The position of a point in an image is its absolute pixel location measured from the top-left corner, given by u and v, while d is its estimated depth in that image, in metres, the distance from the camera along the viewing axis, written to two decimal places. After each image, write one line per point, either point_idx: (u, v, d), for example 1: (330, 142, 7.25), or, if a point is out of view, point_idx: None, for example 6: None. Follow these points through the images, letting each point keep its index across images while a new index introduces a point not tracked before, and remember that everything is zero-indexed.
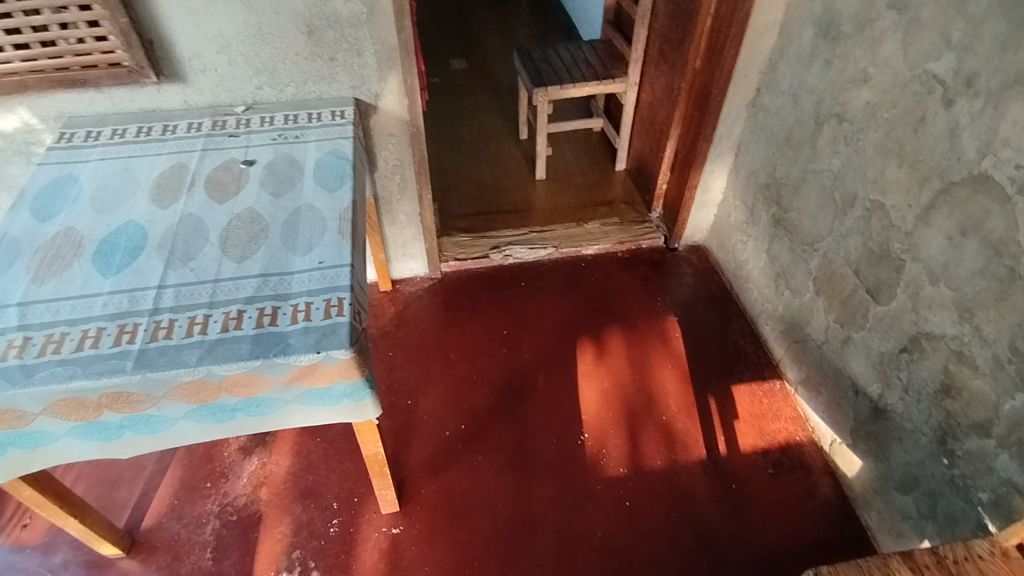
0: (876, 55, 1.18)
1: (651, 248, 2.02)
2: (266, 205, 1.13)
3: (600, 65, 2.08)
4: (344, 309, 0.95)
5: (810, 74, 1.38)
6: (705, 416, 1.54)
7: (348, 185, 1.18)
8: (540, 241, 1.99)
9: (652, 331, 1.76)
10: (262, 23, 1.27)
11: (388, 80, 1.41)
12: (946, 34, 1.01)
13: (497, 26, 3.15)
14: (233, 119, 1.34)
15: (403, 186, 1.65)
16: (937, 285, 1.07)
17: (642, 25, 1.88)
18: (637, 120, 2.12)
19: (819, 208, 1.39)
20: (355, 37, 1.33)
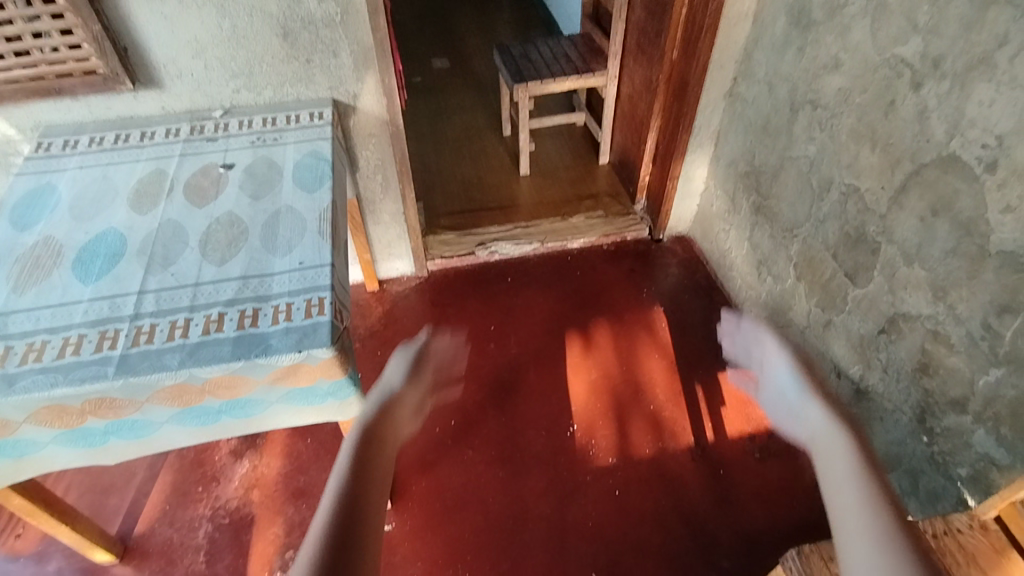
0: (846, 41, 1.19)
1: (637, 240, 2.03)
2: (246, 208, 1.14)
3: (580, 60, 2.09)
4: (325, 308, 0.95)
5: (785, 62, 1.39)
6: (692, 404, 1.55)
7: (327, 186, 1.18)
8: (525, 237, 2.00)
9: (638, 322, 1.77)
10: (236, 26, 1.27)
11: (365, 80, 1.42)
12: (912, 18, 1.02)
13: (478, 24, 3.15)
14: (211, 124, 1.35)
15: (385, 186, 1.65)
16: (912, 266, 1.09)
17: (619, 18, 1.89)
18: (618, 113, 2.13)
19: (797, 194, 1.40)
20: (330, 38, 1.33)
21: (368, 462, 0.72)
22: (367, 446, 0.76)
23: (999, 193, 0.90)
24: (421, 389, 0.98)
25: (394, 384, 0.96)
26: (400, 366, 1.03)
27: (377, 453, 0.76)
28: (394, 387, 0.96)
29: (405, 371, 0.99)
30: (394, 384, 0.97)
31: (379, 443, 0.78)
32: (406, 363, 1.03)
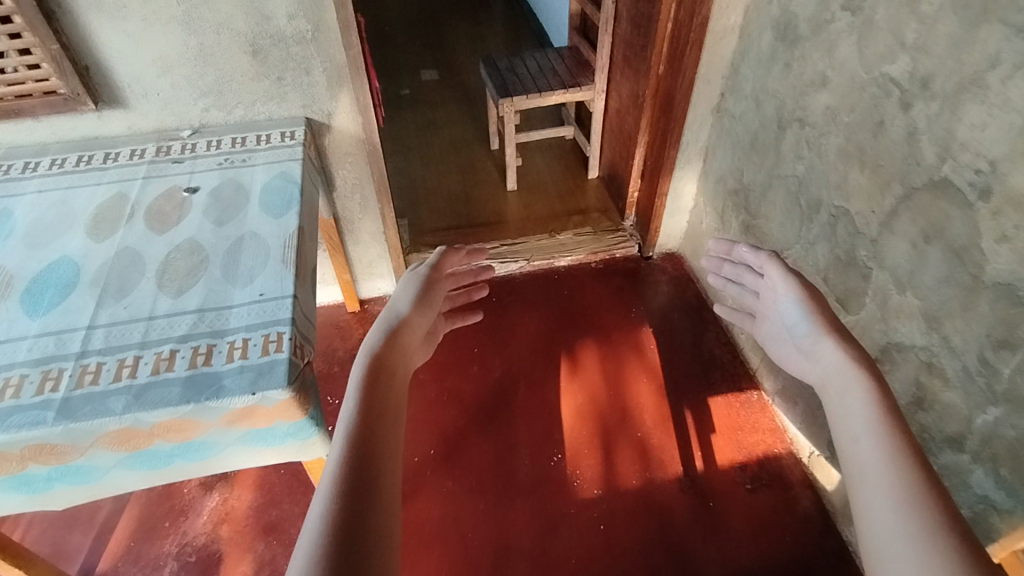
0: (833, 58, 1.15)
1: (625, 257, 1.98)
2: (208, 234, 1.09)
3: (567, 73, 2.05)
4: (283, 345, 0.90)
5: (771, 78, 1.34)
6: (681, 431, 1.50)
7: (295, 210, 1.13)
8: (511, 254, 1.96)
9: (626, 343, 1.72)
10: (203, 44, 1.23)
11: (339, 98, 1.37)
12: (900, 35, 0.98)
13: (468, 35, 3.11)
14: (178, 144, 1.30)
15: (363, 205, 1.61)
16: (904, 294, 1.04)
17: (605, 32, 1.85)
18: (606, 127, 2.09)
19: (786, 214, 1.36)
20: (301, 56, 1.29)
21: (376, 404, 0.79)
22: (375, 384, 0.82)
23: (994, 221, 0.85)
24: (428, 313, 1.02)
25: (400, 310, 0.97)
26: (408, 288, 1.04)
27: (384, 388, 0.82)
28: (400, 311, 0.97)
29: (412, 295, 1.00)
30: (402, 311, 0.98)
31: (387, 377, 0.84)
32: (415, 285, 1.04)
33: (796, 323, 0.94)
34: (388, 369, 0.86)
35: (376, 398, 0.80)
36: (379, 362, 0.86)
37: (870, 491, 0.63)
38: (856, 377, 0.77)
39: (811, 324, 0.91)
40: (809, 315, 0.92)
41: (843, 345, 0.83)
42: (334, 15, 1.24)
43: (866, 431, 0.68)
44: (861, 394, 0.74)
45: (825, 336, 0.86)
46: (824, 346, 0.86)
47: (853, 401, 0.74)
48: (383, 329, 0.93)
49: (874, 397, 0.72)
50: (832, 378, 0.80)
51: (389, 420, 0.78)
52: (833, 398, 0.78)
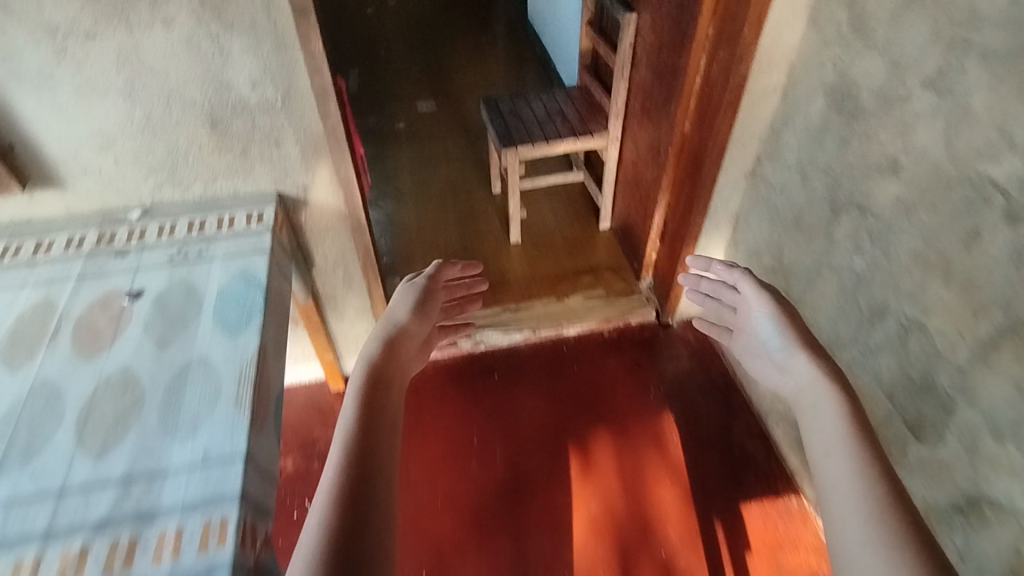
0: (908, 142, 0.95)
1: (642, 324, 1.78)
2: (147, 361, 0.89)
3: (577, 118, 1.85)
4: (227, 537, 0.70)
5: (823, 152, 1.14)
6: (712, 549, 1.31)
7: (255, 326, 0.94)
8: (515, 322, 1.76)
9: (645, 435, 1.52)
10: (150, 116, 1.03)
11: (317, 171, 1.17)
12: (1006, 132, 0.78)
13: (469, 61, 2.91)
14: (124, 230, 1.10)
15: (347, 282, 1.40)
16: (1004, 444, 0.85)
17: (622, 77, 1.65)
18: (620, 177, 1.89)
19: (840, 310, 1.16)
20: (270, 126, 1.09)
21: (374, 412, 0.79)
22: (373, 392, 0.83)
23: None
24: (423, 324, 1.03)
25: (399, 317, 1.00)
26: (407, 295, 1.07)
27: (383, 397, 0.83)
28: (399, 319, 1.00)
29: (411, 302, 1.02)
30: (401, 317, 1.01)
31: (385, 384, 0.85)
32: (413, 294, 1.07)
33: (770, 339, 0.93)
34: (388, 376, 0.87)
35: (374, 405, 0.80)
36: (378, 370, 0.87)
37: (842, 507, 0.64)
38: (826, 389, 0.78)
39: (784, 340, 0.90)
40: (783, 331, 0.91)
41: (814, 360, 0.83)
42: (307, 82, 1.04)
43: (837, 447, 0.70)
44: (833, 408, 0.75)
45: (798, 350, 0.86)
46: (796, 360, 0.86)
47: (826, 415, 0.75)
48: (383, 338, 0.95)
49: (845, 415, 0.73)
50: (803, 392, 0.81)
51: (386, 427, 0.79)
52: (807, 411, 0.79)
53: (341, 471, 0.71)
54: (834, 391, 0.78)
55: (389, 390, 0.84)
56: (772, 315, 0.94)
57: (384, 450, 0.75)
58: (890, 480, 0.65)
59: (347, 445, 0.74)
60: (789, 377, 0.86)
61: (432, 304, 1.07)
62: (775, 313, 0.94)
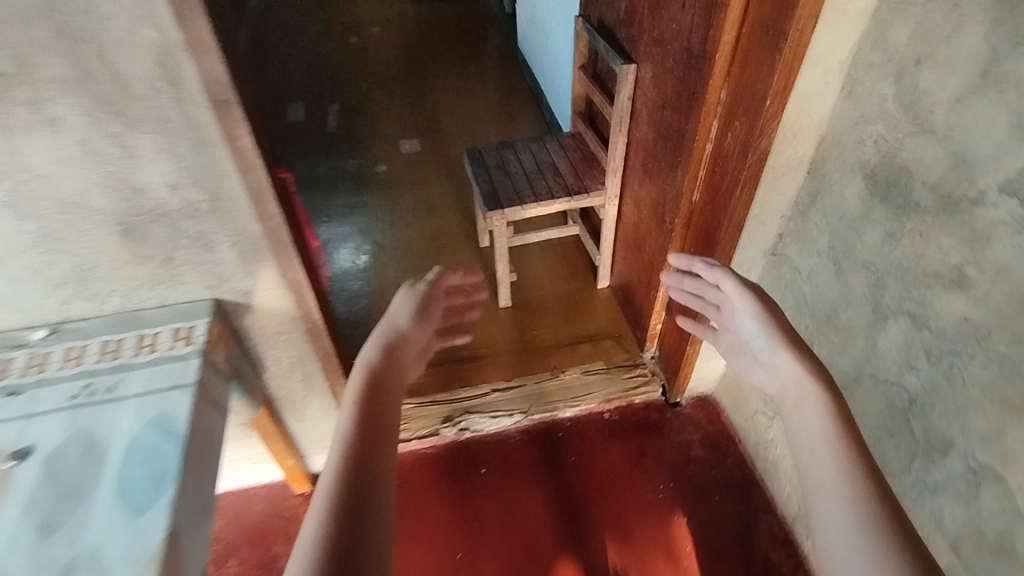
0: (979, 254, 0.76)
1: (647, 403, 1.59)
2: (24, 560, 0.71)
3: (571, 172, 1.66)
4: None
5: (862, 244, 0.96)
6: None
7: (165, 502, 0.75)
8: (505, 405, 1.57)
9: (653, 546, 1.33)
10: (46, 228, 0.84)
11: (259, 274, 0.98)
12: None
13: (456, 95, 2.74)
14: (21, 357, 0.91)
15: (307, 383, 1.21)
16: None
17: (620, 132, 1.47)
18: (620, 236, 1.70)
19: (886, 431, 0.97)
20: (198, 230, 0.90)
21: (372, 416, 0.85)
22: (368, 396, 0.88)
23: None
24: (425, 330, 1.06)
25: (398, 326, 1.04)
26: (405, 304, 1.09)
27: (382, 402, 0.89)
28: (400, 327, 1.05)
29: (411, 312, 1.07)
30: (400, 327, 1.04)
31: (382, 388, 0.91)
32: (412, 303, 1.10)
33: (754, 336, 0.93)
34: (385, 383, 0.92)
35: (371, 411, 0.85)
36: (378, 376, 0.92)
37: (829, 509, 0.68)
38: (812, 388, 0.81)
39: (767, 334, 0.91)
40: (766, 326, 0.92)
41: (799, 356, 0.85)
42: (238, 181, 0.85)
43: (825, 448, 0.73)
44: (819, 409, 0.78)
45: (782, 348, 0.88)
46: (782, 358, 0.87)
47: (813, 417, 0.78)
48: (383, 344, 0.99)
49: (831, 413, 0.77)
50: (790, 391, 0.83)
51: (381, 427, 0.84)
52: (796, 409, 0.81)
53: (342, 471, 0.76)
54: (819, 394, 0.80)
55: (388, 394, 0.90)
56: (756, 309, 0.94)
57: (380, 450, 0.81)
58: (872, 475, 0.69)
59: (346, 446, 0.79)
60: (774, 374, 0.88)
61: (427, 319, 1.09)
62: (760, 307, 0.94)
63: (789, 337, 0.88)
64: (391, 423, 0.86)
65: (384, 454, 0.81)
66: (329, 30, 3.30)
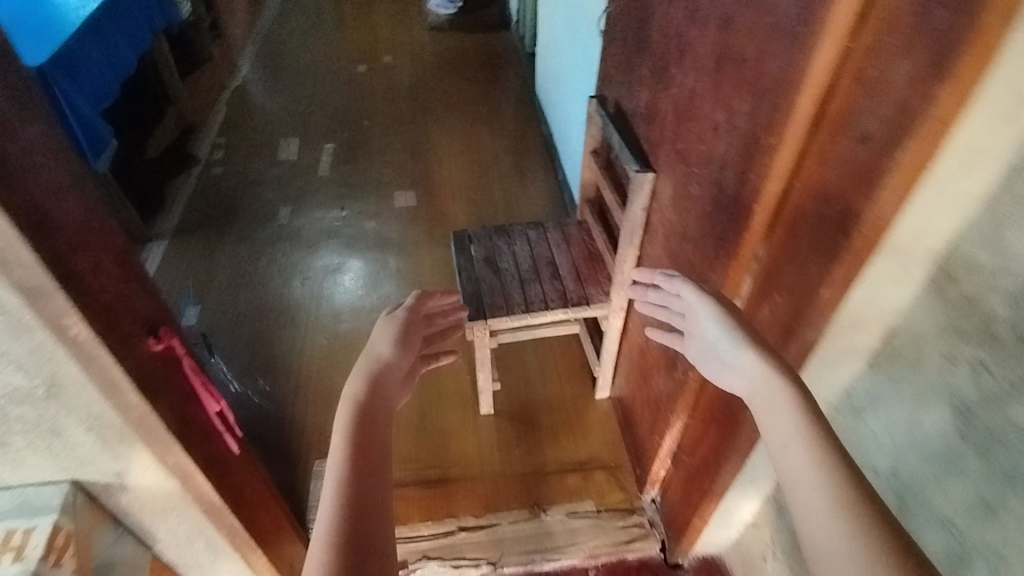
0: None
1: (641, 561, 1.32)
2: None
3: (573, 273, 1.40)
4: None
5: (941, 492, 0.69)
6: None
7: None
8: (472, 552, 1.32)
9: None
10: None
11: (131, 458, 0.74)
12: None
13: (463, 145, 2.52)
14: None
15: (211, 553, 0.97)
16: None
17: (631, 245, 1.21)
18: (625, 350, 1.44)
19: None
20: (35, 415, 0.67)
21: (363, 448, 0.71)
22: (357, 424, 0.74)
23: None
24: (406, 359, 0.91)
25: (382, 354, 0.88)
26: (385, 333, 0.95)
27: (377, 431, 0.75)
28: (381, 355, 0.89)
29: (393, 340, 0.92)
30: (383, 355, 0.89)
31: (373, 414, 0.76)
32: (392, 329, 0.97)
33: (716, 337, 0.75)
34: (377, 411, 0.77)
35: (360, 445, 0.71)
36: (368, 402, 0.78)
37: (813, 520, 0.53)
38: (780, 383, 0.64)
39: (732, 332, 0.73)
40: (728, 324, 0.74)
41: (764, 353, 0.68)
42: (77, 370, 0.61)
43: (797, 439, 0.58)
44: (789, 402, 0.63)
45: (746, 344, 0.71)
46: (745, 355, 0.70)
47: (783, 418, 0.61)
48: (373, 365, 0.85)
49: (802, 412, 0.61)
50: (754, 391, 0.66)
51: (375, 460, 0.70)
52: (762, 412, 0.64)
53: (340, 518, 0.63)
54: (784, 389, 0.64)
55: (380, 423, 0.76)
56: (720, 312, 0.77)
57: (378, 487, 0.68)
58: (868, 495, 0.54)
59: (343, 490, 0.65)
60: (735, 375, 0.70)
61: (411, 348, 0.94)
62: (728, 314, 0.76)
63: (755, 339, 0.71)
64: (385, 454, 0.73)
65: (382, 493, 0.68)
66: (337, 61, 3.12)
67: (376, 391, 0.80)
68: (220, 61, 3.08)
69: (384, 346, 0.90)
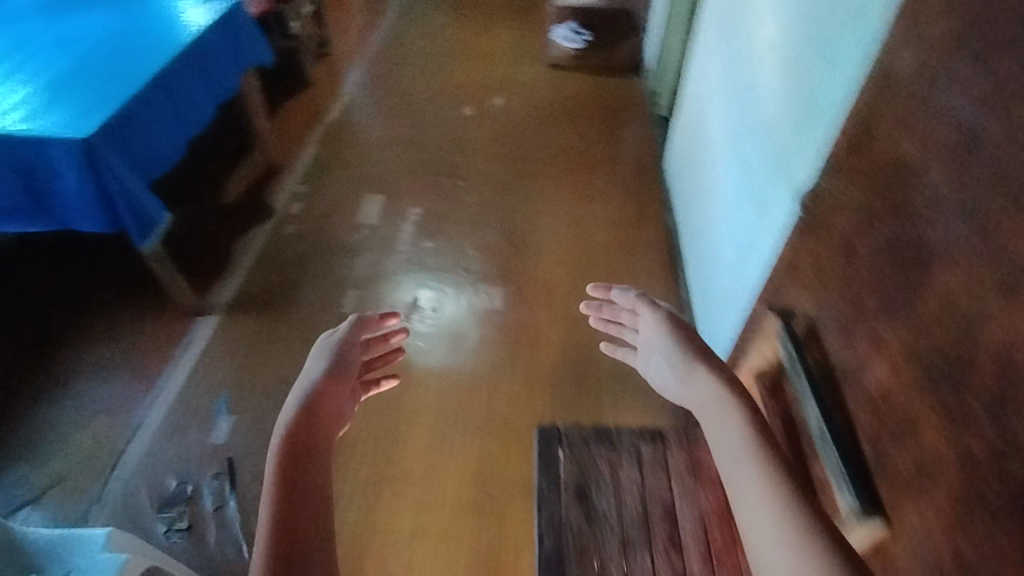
0: None
1: None
2: None
3: (701, 546, 0.97)
4: None
5: None
6: None
7: None
8: None
9: None
10: None
11: None
12: None
13: (569, 230, 2.12)
14: None
15: None
16: None
17: None
18: None
19: None
20: None
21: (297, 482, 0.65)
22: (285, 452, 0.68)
23: None
24: (343, 383, 0.83)
25: (316, 376, 0.81)
26: (320, 356, 0.86)
27: (309, 462, 0.69)
28: (318, 378, 0.81)
29: (329, 360, 0.84)
30: (318, 380, 0.81)
31: (308, 437, 0.71)
32: (329, 351, 0.87)
33: (673, 359, 0.88)
34: (311, 435, 0.72)
35: (294, 481, 0.65)
36: (301, 428, 0.72)
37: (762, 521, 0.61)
38: (728, 394, 0.77)
39: (682, 348, 0.88)
40: (682, 348, 0.88)
41: (714, 371, 0.81)
42: None
43: (740, 451, 0.69)
44: (735, 418, 0.74)
45: (698, 363, 0.84)
46: (696, 373, 0.83)
47: (732, 434, 0.72)
48: (314, 378, 0.80)
49: (745, 426, 0.72)
50: (705, 406, 0.79)
51: (305, 489, 0.65)
52: (707, 415, 0.77)
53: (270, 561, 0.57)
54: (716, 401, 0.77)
55: (315, 442, 0.71)
56: (682, 328, 0.92)
57: (308, 516, 0.62)
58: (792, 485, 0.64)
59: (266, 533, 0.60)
60: (690, 386, 0.82)
61: (350, 366, 0.86)
62: (683, 327, 0.92)
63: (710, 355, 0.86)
64: (320, 474, 0.68)
65: (320, 515, 0.63)
66: (444, 97, 2.80)
67: (310, 416, 0.74)
68: (322, 87, 2.85)
69: (318, 367, 0.82)
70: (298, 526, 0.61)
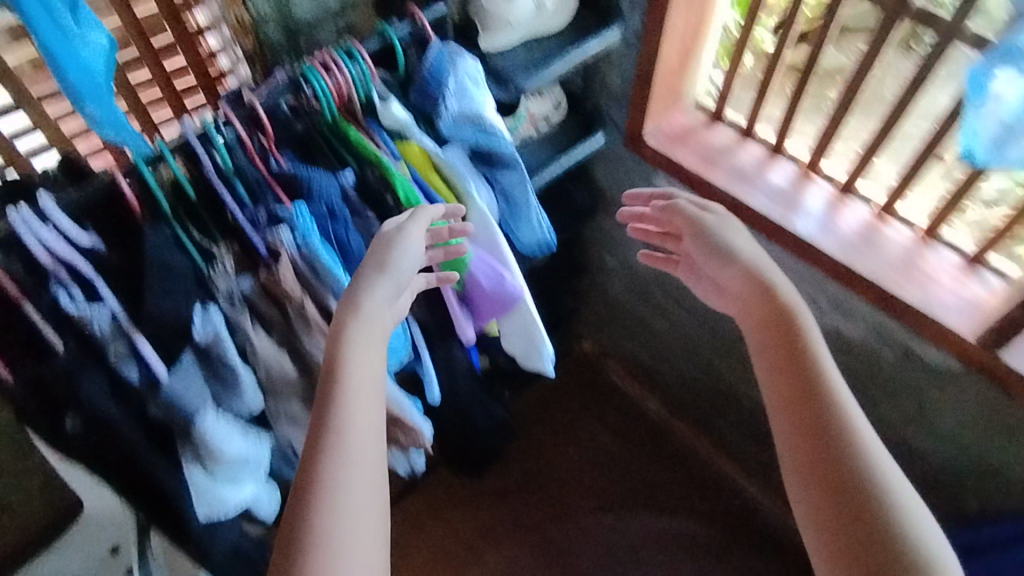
0: None
1: None
2: None
3: None
4: None
5: None
6: None
7: None
8: None
9: None
10: None
11: None
12: None
13: None
14: None
15: None
16: None
17: None
18: None
19: None
20: None
21: (331, 401, 0.46)
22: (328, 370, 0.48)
23: None
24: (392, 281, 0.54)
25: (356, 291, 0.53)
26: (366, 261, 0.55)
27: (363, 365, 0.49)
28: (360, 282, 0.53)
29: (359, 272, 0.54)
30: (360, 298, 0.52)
31: (356, 344, 0.50)
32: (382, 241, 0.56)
33: (716, 250, 0.61)
34: (360, 345, 0.50)
35: (339, 396, 0.46)
36: (351, 364, 0.49)
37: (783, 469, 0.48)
38: (751, 287, 0.57)
39: (712, 252, 0.61)
40: (726, 250, 0.60)
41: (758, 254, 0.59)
42: None
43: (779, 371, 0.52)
44: (774, 350, 0.53)
45: (758, 262, 0.58)
46: (734, 267, 0.59)
47: (778, 376, 0.52)
48: (370, 281, 0.53)
49: (792, 361, 0.52)
50: (748, 305, 0.57)
51: (345, 398, 0.46)
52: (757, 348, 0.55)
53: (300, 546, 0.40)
54: (772, 325, 0.54)
55: (370, 358, 0.49)
56: (715, 220, 0.62)
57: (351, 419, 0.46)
58: (826, 423, 0.47)
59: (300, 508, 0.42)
60: (732, 294, 0.60)
61: (407, 252, 0.55)
62: (710, 219, 0.63)
63: (755, 248, 0.60)
64: (373, 376, 0.49)
65: (367, 437, 0.45)
66: None
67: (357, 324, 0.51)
68: None
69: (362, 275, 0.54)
70: (344, 455, 0.44)
